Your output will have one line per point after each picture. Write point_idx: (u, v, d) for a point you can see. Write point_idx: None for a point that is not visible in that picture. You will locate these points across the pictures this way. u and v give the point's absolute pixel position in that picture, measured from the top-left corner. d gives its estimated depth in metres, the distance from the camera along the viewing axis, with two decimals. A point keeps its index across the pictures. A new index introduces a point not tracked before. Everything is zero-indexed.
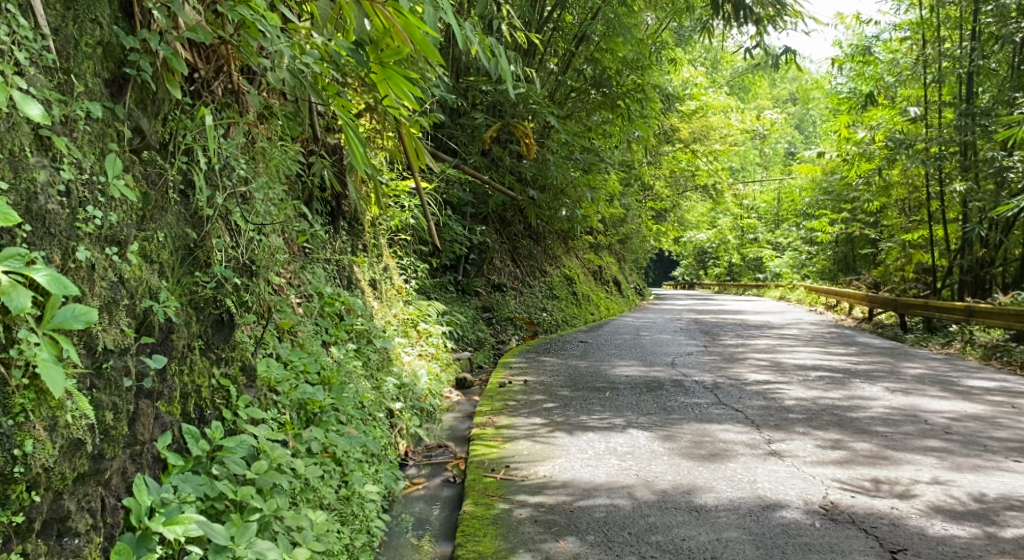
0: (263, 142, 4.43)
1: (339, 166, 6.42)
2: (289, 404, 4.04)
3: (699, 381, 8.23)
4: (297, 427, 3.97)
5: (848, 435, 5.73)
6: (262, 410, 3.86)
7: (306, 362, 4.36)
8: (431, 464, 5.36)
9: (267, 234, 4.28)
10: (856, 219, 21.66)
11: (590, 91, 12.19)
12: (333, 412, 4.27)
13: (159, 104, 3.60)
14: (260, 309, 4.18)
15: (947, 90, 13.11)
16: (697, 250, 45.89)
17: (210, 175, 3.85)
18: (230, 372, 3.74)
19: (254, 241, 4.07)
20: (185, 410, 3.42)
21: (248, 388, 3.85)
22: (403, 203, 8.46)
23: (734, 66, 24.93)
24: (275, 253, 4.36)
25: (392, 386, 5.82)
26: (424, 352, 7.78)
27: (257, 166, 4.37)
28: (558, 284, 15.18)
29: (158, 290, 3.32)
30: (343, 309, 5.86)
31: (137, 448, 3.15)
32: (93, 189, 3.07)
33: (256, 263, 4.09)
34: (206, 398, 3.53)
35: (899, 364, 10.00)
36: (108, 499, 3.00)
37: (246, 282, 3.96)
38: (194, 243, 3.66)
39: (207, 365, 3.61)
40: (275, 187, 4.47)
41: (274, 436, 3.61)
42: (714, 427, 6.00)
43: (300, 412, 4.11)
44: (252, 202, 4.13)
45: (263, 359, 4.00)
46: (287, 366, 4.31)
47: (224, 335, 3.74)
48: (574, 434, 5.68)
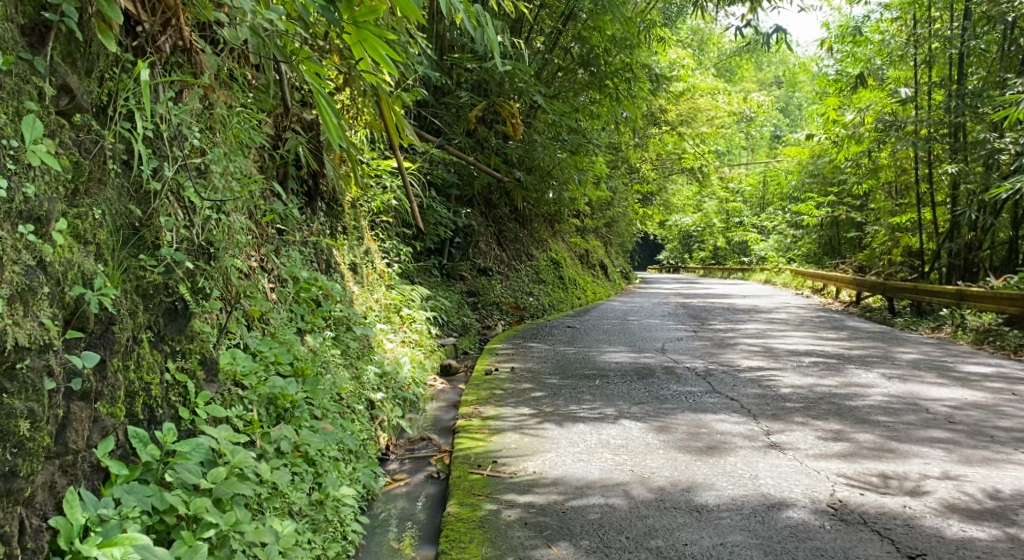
0: (221, 108, 4.08)
1: (316, 143, 6.09)
2: (258, 399, 3.76)
3: (691, 368, 7.96)
4: (265, 425, 3.70)
5: (849, 425, 5.46)
6: (225, 408, 3.56)
7: (278, 353, 4.08)
8: (413, 458, 5.07)
9: (229, 212, 3.98)
10: (843, 202, 21.43)
11: (578, 70, 11.92)
12: (307, 405, 3.98)
13: (92, 60, 3.31)
14: (226, 294, 3.91)
15: (937, 70, 12.84)
16: (683, 234, 45.74)
17: (156, 144, 3.57)
18: (187, 366, 3.45)
19: (212, 220, 3.77)
20: (132, 411, 3.15)
21: (209, 383, 3.55)
22: (385, 182, 8.14)
23: (722, 48, 24.62)
24: (239, 234, 4.06)
25: (373, 375, 5.54)
26: (407, 339, 7.50)
27: (217, 137, 4.05)
28: (544, 269, 14.90)
29: (92, 277, 3.05)
30: (320, 295, 5.56)
31: (69, 458, 2.89)
32: (0, 155, 2.79)
33: (213, 244, 3.79)
34: (157, 396, 3.26)
35: (892, 349, 9.77)
36: (30, 521, 2.74)
37: (201, 265, 3.65)
38: (139, 223, 3.39)
39: (160, 358, 3.33)
40: (237, 160, 4.17)
41: (236, 438, 3.30)
42: (710, 417, 5.73)
43: (270, 409, 3.83)
44: (210, 178, 3.85)
45: (227, 350, 3.71)
46: (256, 358, 4.02)
47: (178, 325, 3.44)
48: (564, 426, 5.40)
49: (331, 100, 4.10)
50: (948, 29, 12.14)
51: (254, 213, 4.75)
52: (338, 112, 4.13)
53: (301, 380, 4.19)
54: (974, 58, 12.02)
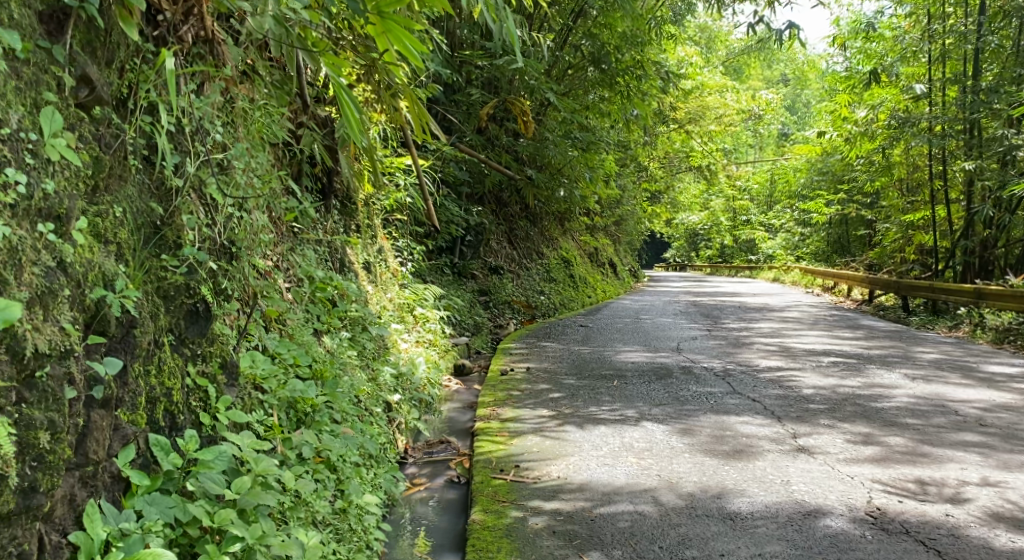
0: (243, 102, 3.99)
1: (331, 140, 5.98)
2: (278, 403, 3.66)
3: (709, 368, 7.84)
4: (286, 430, 3.59)
5: (877, 428, 5.34)
6: (245, 412, 3.45)
7: (297, 355, 3.98)
8: (432, 461, 4.95)
9: (250, 211, 3.87)
10: (853, 200, 21.27)
11: (588, 67, 11.80)
12: (328, 409, 3.87)
13: (113, 50, 3.18)
14: (244, 295, 3.81)
15: (951, 66, 12.69)
16: (689, 232, 45.59)
17: (177, 139, 3.45)
18: (208, 370, 3.33)
19: (233, 219, 3.66)
20: (154, 418, 3.04)
21: (230, 388, 3.43)
22: (398, 180, 8.02)
23: (730, 44, 24.45)
24: (259, 233, 3.95)
25: (390, 377, 5.43)
26: (421, 339, 7.39)
27: (239, 132, 3.96)
28: (554, 267, 14.77)
29: (113, 278, 2.94)
30: (335, 295, 5.44)
31: (89, 469, 2.79)
32: (18, 150, 2.68)
33: (234, 244, 3.68)
34: (179, 402, 3.14)
35: (911, 349, 9.63)
36: (49, 537, 2.64)
37: (222, 265, 3.55)
38: (161, 222, 3.28)
39: (181, 363, 3.22)
40: (258, 155, 4.08)
41: (259, 445, 3.20)
42: (734, 419, 5.61)
43: (290, 413, 3.72)
44: (232, 175, 3.74)
45: (247, 353, 3.60)
46: (274, 360, 3.91)
47: (200, 327, 3.33)
48: (584, 428, 5.28)
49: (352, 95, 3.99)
50: (963, 24, 11.98)
51: (270, 211, 4.64)
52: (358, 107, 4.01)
53: (321, 384, 4.08)
54: (990, 53, 11.86)
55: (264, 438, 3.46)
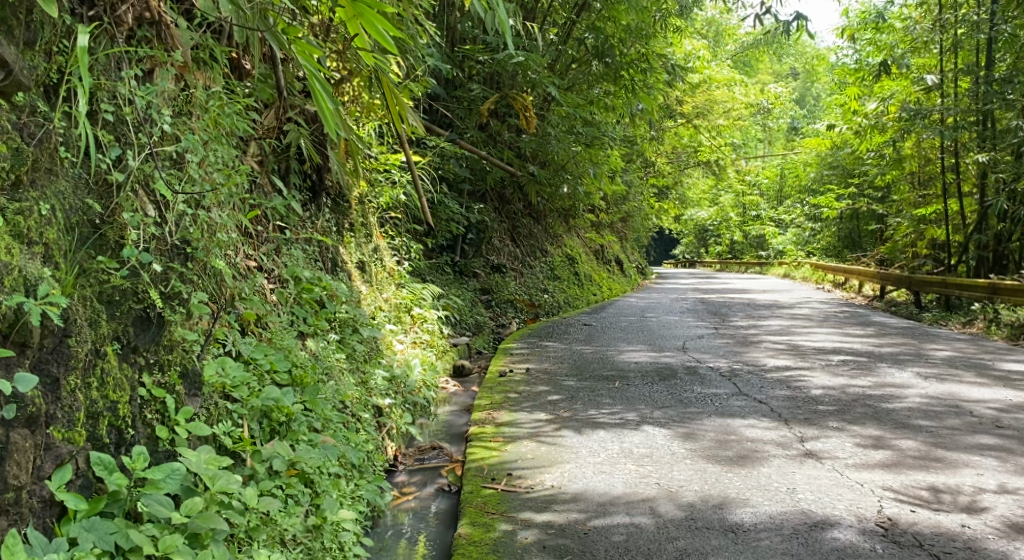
0: (199, 91, 3.85)
1: (320, 135, 5.78)
2: (250, 413, 3.50)
3: (715, 367, 7.62)
4: (256, 442, 3.44)
5: (889, 431, 5.11)
6: (209, 424, 3.31)
7: (273, 360, 3.81)
8: (423, 469, 4.75)
9: (210, 209, 3.71)
10: (863, 194, 21.00)
11: (592, 62, 11.57)
12: (306, 417, 3.71)
13: (36, 31, 3.00)
14: (216, 297, 3.66)
15: (962, 56, 12.42)
16: (699, 228, 45.33)
17: (120, 129, 3.30)
18: (166, 380, 3.19)
19: (188, 218, 3.51)
20: (96, 434, 2.89)
21: (192, 398, 3.29)
22: (394, 177, 7.79)
23: (738, 38, 24.16)
24: (223, 231, 3.79)
25: (381, 380, 5.23)
26: (417, 340, 7.20)
27: (195, 123, 3.81)
28: (559, 265, 14.56)
29: (36, 283, 2.78)
30: (323, 296, 5.24)
31: (11, 495, 2.62)
32: None
33: (190, 244, 3.52)
34: (126, 417, 3.00)
35: (923, 346, 9.38)
36: None
37: (176, 267, 3.40)
38: (100, 221, 3.14)
39: (132, 374, 3.07)
40: (219, 149, 3.92)
41: (218, 461, 3.04)
42: (738, 422, 5.39)
43: (264, 422, 3.56)
44: (186, 170, 3.59)
45: (214, 361, 3.44)
46: (249, 366, 3.75)
47: (151, 335, 3.19)
48: (583, 433, 5.07)
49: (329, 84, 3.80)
50: (975, 14, 11.73)
51: (247, 208, 4.45)
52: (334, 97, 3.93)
53: (300, 390, 3.92)
54: (1003, 43, 11.57)
55: (232, 450, 3.32)
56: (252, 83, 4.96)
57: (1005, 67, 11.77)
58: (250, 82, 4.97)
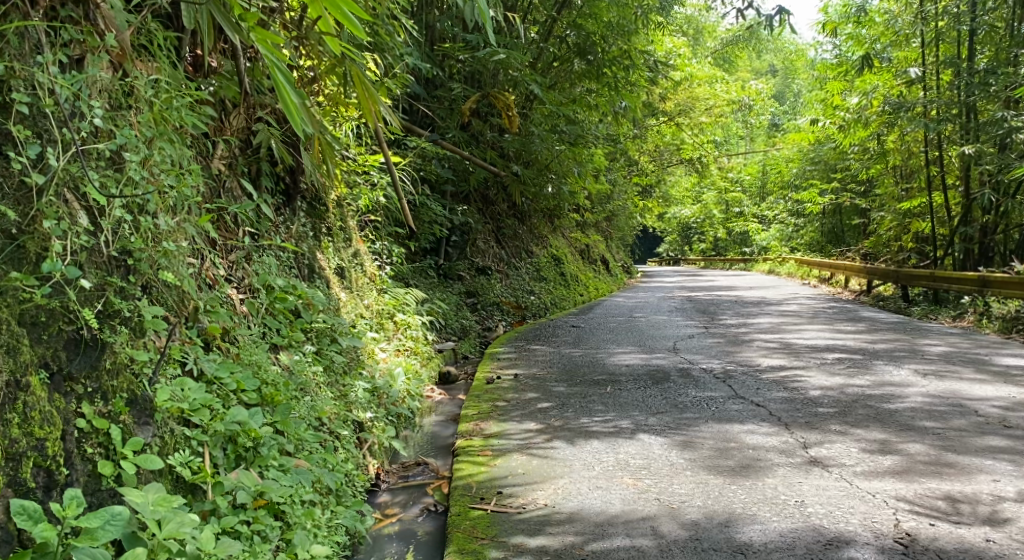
0: (141, 83, 3.65)
1: (291, 136, 5.52)
2: (214, 438, 3.36)
3: (708, 369, 7.38)
4: (218, 473, 3.29)
5: (894, 433, 4.88)
6: (164, 455, 3.17)
7: (240, 379, 3.67)
8: (407, 487, 4.48)
9: (157, 217, 3.56)
10: (847, 188, 20.86)
11: (574, 60, 11.36)
12: (276, 440, 3.55)
13: None
14: (170, 315, 3.56)
15: (944, 48, 12.25)
16: (683, 225, 45.21)
17: (40, 122, 3.17)
18: (109, 409, 3.07)
19: (125, 226, 3.35)
20: (19, 479, 2.79)
21: (142, 427, 3.16)
22: (373, 179, 7.52)
23: (718, 35, 23.98)
24: (175, 241, 3.65)
25: (361, 391, 4.97)
26: (400, 347, 6.94)
27: (135, 117, 3.61)
28: (544, 265, 14.32)
29: None
30: (299, 304, 4.96)
31: None
32: None
33: (128, 254, 3.36)
34: (57, 456, 2.88)
35: (918, 342, 9.18)
36: None
37: (116, 284, 3.27)
38: (18, 230, 3.03)
39: (66, 406, 2.98)
40: (166, 146, 3.72)
41: (167, 502, 2.91)
42: (738, 427, 5.14)
43: (228, 448, 3.41)
44: (125, 170, 3.41)
45: (166, 387, 3.29)
46: (213, 386, 3.60)
47: (88, 359, 3.09)
48: (576, 444, 4.82)
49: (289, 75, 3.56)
50: (955, 6, 11.59)
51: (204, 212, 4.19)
52: (297, 89, 3.75)
53: (271, 409, 3.76)
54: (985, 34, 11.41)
55: (190, 483, 3.18)
56: (217, 82, 4.73)
57: (988, 58, 11.63)
58: (215, 80, 4.73)
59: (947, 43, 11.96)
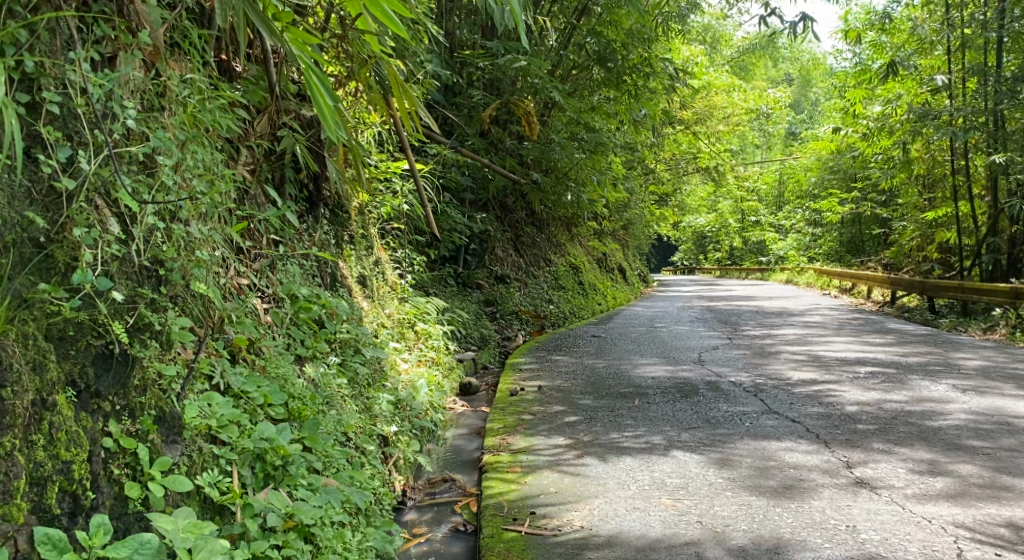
0: (176, 84, 3.51)
1: (317, 141, 5.35)
2: (241, 457, 3.21)
3: (737, 383, 7.19)
4: (246, 493, 3.15)
5: (942, 454, 4.71)
6: (192, 475, 3.03)
7: (267, 392, 3.52)
8: (435, 505, 4.31)
9: (190, 225, 3.45)
10: (867, 198, 20.59)
11: (593, 67, 11.20)
12: (305, 457, 3.40)
13: None
14: (200, 328, 3.44)
15: (970, 56, 12.03)
16: (698, 234, 44.94)
17: (72, 124, 3.02)
18: (138, 428, 2.93)
19: (157, 235, 3.24)
20: (42, 505, 2.64)
21: (171, 446, 3.02)
22: (395, 187, 7.37)
23: (736, 43, 23.76)
24: (203, 248, 3.53)
25: (386, 404, 4.80)
26: (423, 358, 6.78)
27: (168, 118, 3.48)
28: (563, 274, 14.14)
29: None
30: (323, 314, 4.80)
31: None
32: None
33: (160, 265, 3.25)
34: (82, 479, 2.74)
35: (951, 355, 8.97)
36: None
37: (148, 295, 3.13)
38: (46, 238, 2.87)
39: (92, 425, 2.82)
40: (200, 150, 3.60)
41: (199, 528, 2.79)
42: (776, 445, 4.96)
43: (256, 467, 3.26)
44: (158, 175, 3.30)
45: (193, 403, 3.16)
46: (240, 400, 3.44)
47: (117, 375, 2.93)
48: (607, 461, 4.64)
49: (321, 78, 3.41)
50: (981, 14, 11.37)
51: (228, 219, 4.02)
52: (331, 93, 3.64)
53: (299, 423, 3.60)
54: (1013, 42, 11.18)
55: (219, 504, 3.05)
56: (243, 86, 4.60)
57: (1015, 67, 11.41)
58: (240, 85, 4.61)
59: (973, 51, 11.74)
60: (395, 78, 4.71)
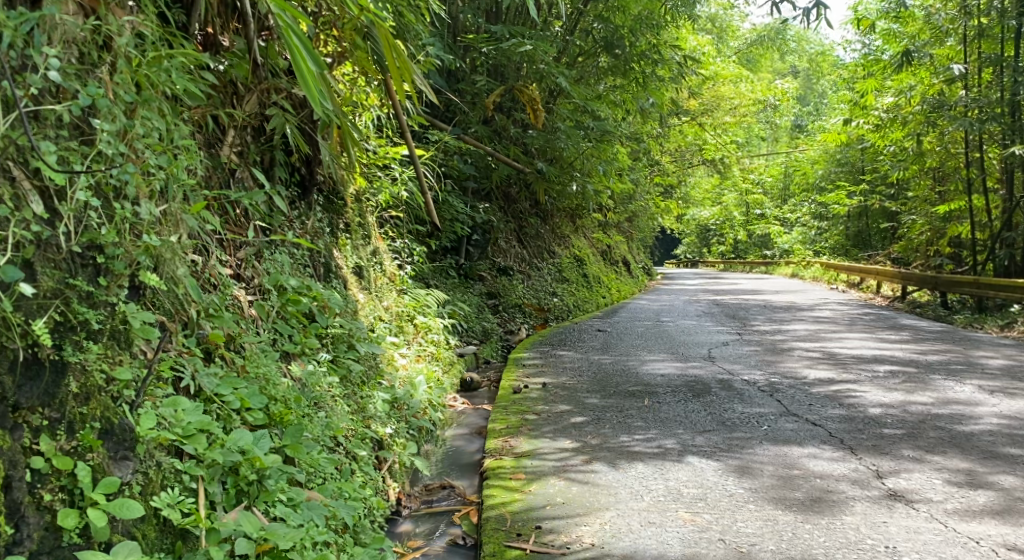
0: (122, 39, 3.19)
1: (310, 122, 5.00)
2: (211, 474, 3.00)
3: (751, 381, 6.85)
4: (213, 513, 2.93)
5: (978, 463, 4.41)
6: (148, 495, 2.81)
7: (243, 395, 3.29)
8: (433, 514, 3.98)
9: (140, 205, 3.11)
10: (875, 190, 20.21)
11: (600, 54, 10.87)
12: (284, 470, 3.17)
13: None
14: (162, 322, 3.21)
15: (988, 44, 11.54)
16: (701, 227, 44.58)
17: None
18: (76, 443, 2.69)
19: (88, 214, 2.89)
20: None
21: (119, 464, 2.78)
22: (395, 173, 7.02)
23: (744, 32, 23.33)
24: (167, 233, 3.27)
25: (382, 403, 4.47)
26: (422, 353, 6.45)
27: (110, 74, 3.14)
28: (567, 266, 13.80)
29: None
30: (313, 307, 4.45)
31: None
32: None
33: (97, 251, 2.92)
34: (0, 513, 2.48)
35: (971, 353, 8.65)
36: None
37: (78, 286, 2.82)
38: None
39: (11, 445, 2.55)
40: (155, 118, 3.28)
41: None
42: (798, 451, 4.62)
43: (227, 482, 3.04)
44: (95, 143, 2.99)
45: (148, 412, 2.90)
46: (210, 404, 3.22)
47: (32, 377, 2.64)
48: (618, 468, 4.29)
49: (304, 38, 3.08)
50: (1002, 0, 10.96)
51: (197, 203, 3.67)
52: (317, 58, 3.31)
53: (281, 429, 3.38)
54: None
55: (181, 528, 2.83)
56: (228, 60, 4.25)
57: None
58: (226, 58, 4.27)
59: (990, 40, 11.34)
60: (387, 43, 4.24)
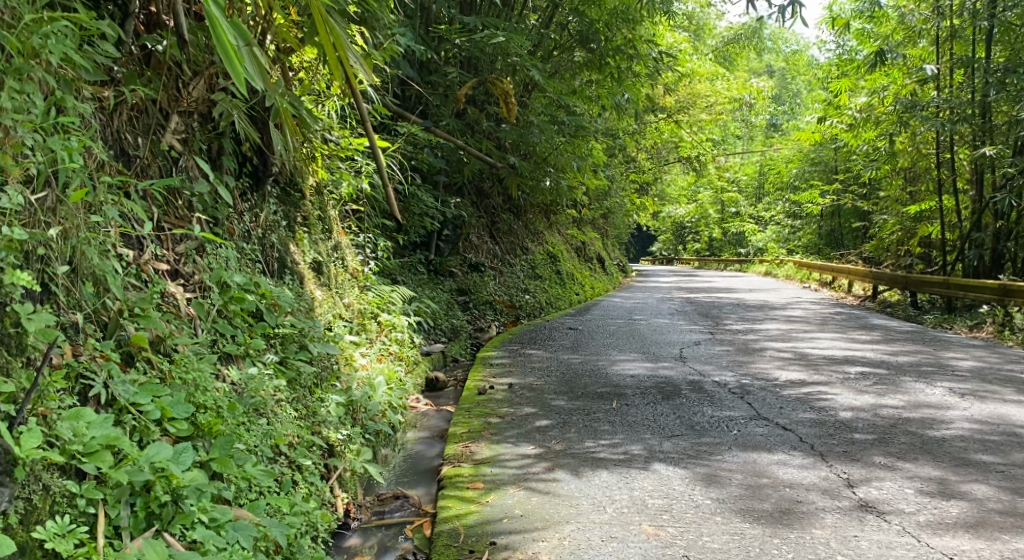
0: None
1: (262, 109, 4.78)
2: (117, 498, 2.96)
3: (722, 383, 6.69)
4: (118, 541, 2.90)
5: (952, 471, 4.27)
6: (30, 522, 2.77)
7: (160, 400, 3.24)
8: (383, 526, 3.79)
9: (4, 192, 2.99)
10: (848, 190, 20.17)
11: (576, 49, 10.68)
12: (205, 490, 3.12)
13: None
14: (61, 308, 3.18)
15: (960, 46, 11.42)
16: (677, 224, 44.57)
17: None
18: None
19: None
20: None
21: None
22: (357, 165, 6.80)
23: (719, 31, 23.21)
24: (43, 216, 3.17)
25: (335, 407, 4.26)
26: (383, 352, 6.23)
27: None
28: (540, 263, 13.61)
29: None
30: (261, 305, 4.23)
31: None
32: None
33: None
34: None
35: (943, 354, 8.54)
36: None
37: None
38: None
39: None
40: (35, 94, 3.19)
41: None
42: (767, 458, 4.44)
43: (137, 504, 3.00)
44: None
45: (30, 423, 2.84)
46: (120, 413, 3.17)
47: None
48: (581, 476, 4.10)
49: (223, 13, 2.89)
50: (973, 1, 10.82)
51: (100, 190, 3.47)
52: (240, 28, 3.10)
53: (208, 441, 3.32)
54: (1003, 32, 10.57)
55: None
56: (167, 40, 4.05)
57: (1004, 58, 10.89)
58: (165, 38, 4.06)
59: (963, 41, 11.17)
60: (319, 16, 3.95)
